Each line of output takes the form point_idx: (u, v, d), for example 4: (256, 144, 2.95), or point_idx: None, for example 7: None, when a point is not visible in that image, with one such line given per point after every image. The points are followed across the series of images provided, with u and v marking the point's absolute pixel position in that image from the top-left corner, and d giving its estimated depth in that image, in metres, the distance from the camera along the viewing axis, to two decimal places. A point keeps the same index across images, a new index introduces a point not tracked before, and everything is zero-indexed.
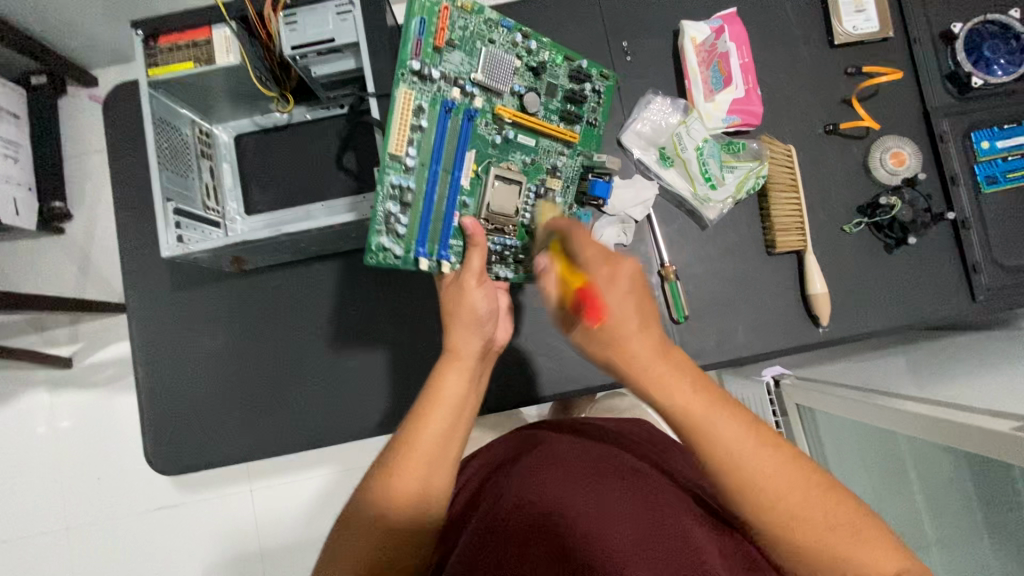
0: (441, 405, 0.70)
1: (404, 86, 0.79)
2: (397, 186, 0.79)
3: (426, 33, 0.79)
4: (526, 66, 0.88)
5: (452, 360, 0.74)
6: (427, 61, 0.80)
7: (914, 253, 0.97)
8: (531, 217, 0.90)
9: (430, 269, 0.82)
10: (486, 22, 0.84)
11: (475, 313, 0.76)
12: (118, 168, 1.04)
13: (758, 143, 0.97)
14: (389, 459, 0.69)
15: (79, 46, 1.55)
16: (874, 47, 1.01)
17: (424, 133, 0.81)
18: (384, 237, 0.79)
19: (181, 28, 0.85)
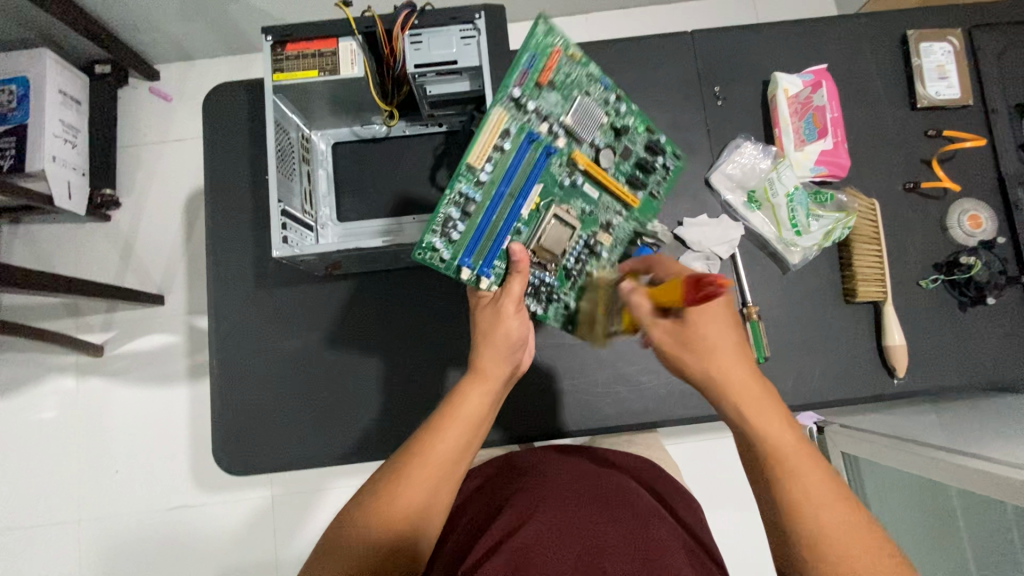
0: (458, 420, 0.72)
1: (499, 107, 0.84)
2: (463, 195, 0.84)
3: (534, 67, 0.85)
4: (610, 124, 0.90)
5: (477, 378, 0.75)
6: (527, 91, 0.85)
7: (988, 313, 1.00)
8: (574, 263, 0.89)
9: (466, 280, 0.84)
10: (590, 74, 0.88)
11: (509, 338, 0.78)
12: (210, 165, 1.06)
13: (846, 195, 1.00)
14: (399, 461, 0.69)
15: (150, 39, 1.68)
16: (954, 112, 1.05)
17: (503, 154, 0.85)
18: (437, 238, 0.84)
19: (311, 36, 0.88)
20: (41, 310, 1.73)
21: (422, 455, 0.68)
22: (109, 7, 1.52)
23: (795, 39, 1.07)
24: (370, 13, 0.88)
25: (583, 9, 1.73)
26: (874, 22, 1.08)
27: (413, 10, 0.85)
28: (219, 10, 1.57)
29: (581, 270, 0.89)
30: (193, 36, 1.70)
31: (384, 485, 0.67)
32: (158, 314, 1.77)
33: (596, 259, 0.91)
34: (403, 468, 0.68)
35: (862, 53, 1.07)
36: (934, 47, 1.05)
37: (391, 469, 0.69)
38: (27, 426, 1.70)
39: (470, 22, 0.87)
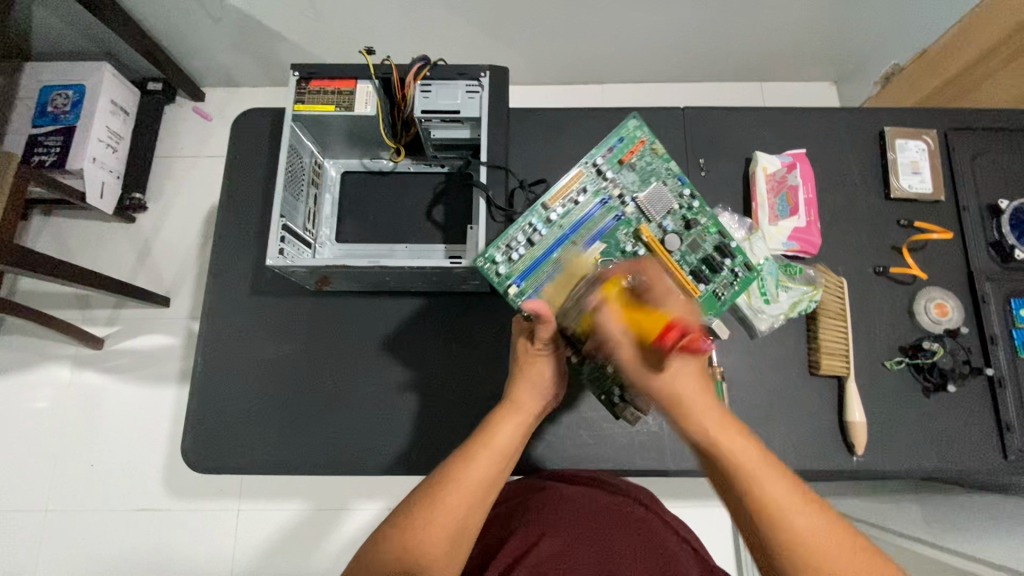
0: (492, 449, 0.74)
1: (582, 168, 0.94)
2: (533, 226, 0.91)
3: (619, 147, 0.93)
4: (681, 215, 0.92)
5: (511, 410, 0.78)
6: (609, 164, 0.94)
7: (952, 401, 1.01)
8: None
9: (512, 298, 0.90)
10: (669, 169, 0.93)
11: (543, 375, 0.82)
12: (229, 179, 1.15)
13: (814, 270, 1.04)
14: (432, 487, 0.70)
15: (200, 64, 1.85)
16: (926, 205, 1.11)
17: (577, 205, 0.92)
18: (499, 253, 0.90)
19: (333, 76, 0.98)
20: (52, 299, 1.82)
21: (456, 480, 0.70)
22: (168, 33, 1.70)
23: (780, 123, 1.16)
24: (388, 61, 0.99)
25: (599, 80, 1.88)
26: (855, 116, 1.16)
27: (426, 63, 0.96)
28: (266, 46, 1.73)
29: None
30: (239, 66, 1.86)
31: (420, 511, 0.68)
32: (163, 315, 1.83)
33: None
34: (437, 494, 0.69)
35: (841, 142, 1.15)
36: (909, 144, 1.12)
37: (424, 493, 0.70)
38: (16, 409, 1.75)
39: (475, 79, 0.97)
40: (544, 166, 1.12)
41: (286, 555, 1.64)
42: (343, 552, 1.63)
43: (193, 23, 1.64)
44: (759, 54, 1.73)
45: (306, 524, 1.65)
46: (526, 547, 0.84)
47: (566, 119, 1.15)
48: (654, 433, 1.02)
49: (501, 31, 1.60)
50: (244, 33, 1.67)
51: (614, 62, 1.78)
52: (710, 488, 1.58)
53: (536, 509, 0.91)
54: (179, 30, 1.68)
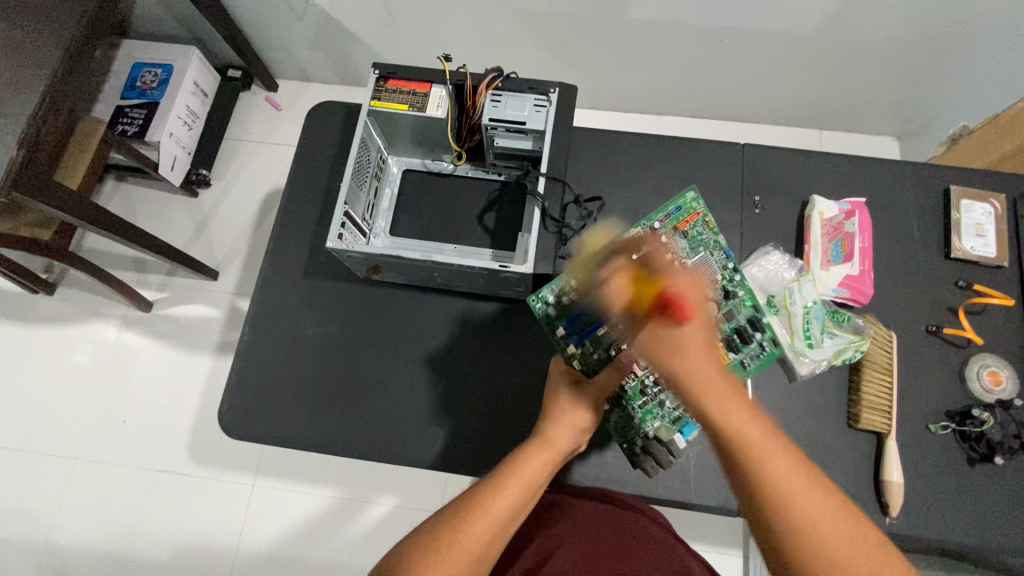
0: (520, 481, 0.73)
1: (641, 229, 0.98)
2: None
3: (676, 217, 0.99)
4: (721, 285, 0.96)
5: (544, 446, 0.79)
6: (666, 229, 0.99)
7: (998, 476, 0.97)
8: (653, 381, 0.92)
9: (557, 338, 0.94)
10: (716, 242, 0.98)
11: (581, 422, 0.83)
12: (296, 165, 1.21)
13: (863, 320, 1.02)
14: (455, 511, 0.70)
15: (280, 57, 1.96)
16: (987, 269, 1.08)
17: None
18: (553, 294, 0.95)
19: (411, 78, 1.03)
20: (113, 259, 1.93)
21: (482, 509, 0.69)
22: (255, 25, 1.81)
23: (841, 170, 1.15)
24: (465, 70, 1.04)
25: (656, 111, 1.91)
26: (920, 172, 1.15)
27: (499, 74, 1.01)
28: (342, 46, 1.83)
29: (655, 394, 0.92)
30: (315, 62, 1.96)
31: (444, 532, 0.67)
32: (210, 288, 1.92)
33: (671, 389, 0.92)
34: (460, 519, 0.68)
35: (903, 195, 1.13)
36: (975, 206, 1.09)
37: (448, 515, 0.70)
38: (63, 358, 1.85)
39: (544, 94, 1.00)
40: (599, 186, 1.14)
41: (294, 537, 1.66)
42: (350, 544, 1.64)
43: (280, 18, 1.74)
44: (822, 102, 1.73)
45: (319, 510, 1.68)
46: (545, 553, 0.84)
47: (625, 143, 1.17)
48: (679, 464, 1.01)
49: (568, 54, 1.65)
50: (324, 32, 1.77)
51: (675, 95, 1.80)
52: (725, 533, 1.53)
53: (556, 521, 0.89)
54: (266, 24, 1.79)
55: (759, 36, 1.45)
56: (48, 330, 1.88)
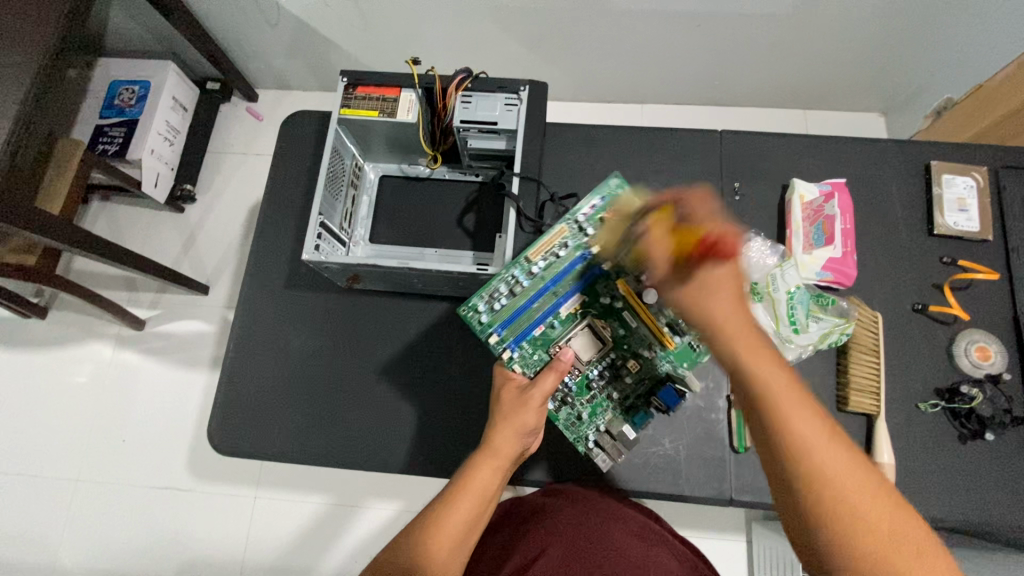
0: (469, 494, 0.75)
1: (564, 224, 0.92)
2: (514, 278, 0.91)
3: (603, 204, 0.92)
4: None
5: (489, 455, 0.78)
6: (593, 219, 0.92)
7: (991, 451, 0.97)
8: (597, 376, 0.92)
9: (493, 346, 0.90)
10: None
11: (525, 424, 0.80)
12: (274, 177, 1.21)
13: (848, 302, 1.02)
14: (416, 532, 0.73)
15: (256, 67, 1.94)
16: (972, 244, 1.07)
17: (558, 258, 0.91)
18: (481, 302, 0.91)
19: (379, 83, 1.02)
20: (102, 279, 1.92)
21: (437, 527, 0.72)
22: (229, 36, 1.79)
23: (822, 151, 1.14)
24: (433, 72, 1.03)
25: (639, 100, 1.90)
26: (901, 149, 1.14)
27: (468, 74, 0.99)
28: (318, 52, 1.81)
29: (601, 388, 0.92)
30: (292, 69, 1.95)
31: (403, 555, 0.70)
32: (201, 303, 1.91)
33: (618, 380, 0.92)
34: (419, 540, 0.71)
35: (884, 173, 1.12)
36: (957, 181, 1.08)
37: (408, 537, 0.73)
38: (58, 381, 1.85)
39: (514, 92, 1.00)
40: (576, 181, 1.14)
41: (298, 547, 1.67)
42: (354, 552, 1.64)
43: (253, 27, 1.73)
44: (806, 83, 1.71)
45: (320, 519, 1.68)
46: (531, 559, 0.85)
47: (602, 136, 1.16)
48: (669, 456, 1.01)
49: (545, 47, 1.63)
50: (299, 39, 1.75)
51: (656, 83, 1.79)
52: (727, 520, 1.53)
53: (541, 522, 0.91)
54: (241, 35, 1.78)
55: (736, 19, 1.43)
56: (42, 355, 1.87)
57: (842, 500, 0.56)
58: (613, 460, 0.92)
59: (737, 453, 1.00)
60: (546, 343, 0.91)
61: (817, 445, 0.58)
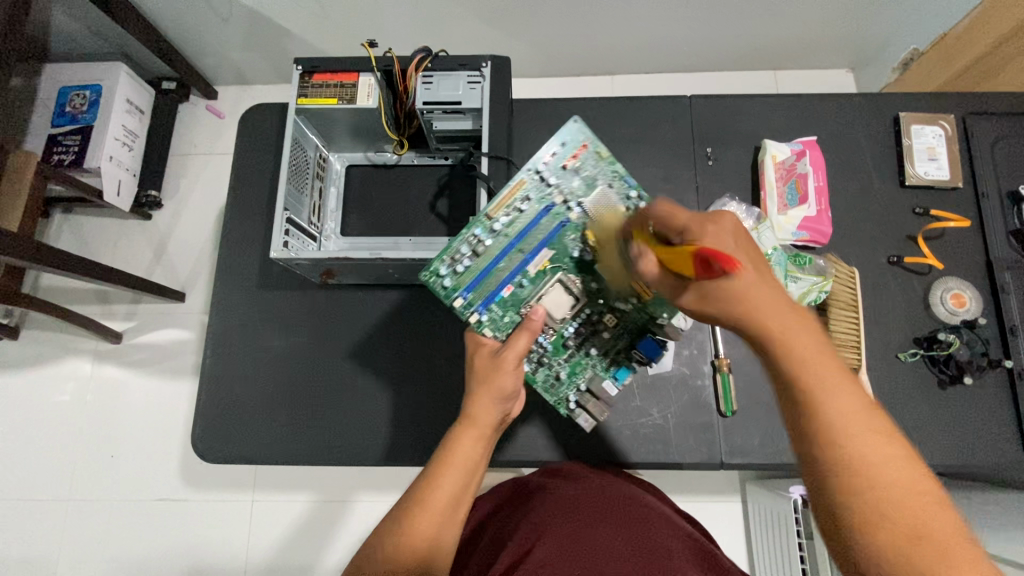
0: (453, 467, 0.74)
1: (523, 174, 0.89)
2: (476, 238, 0.88)
3: (562, 152, 0.89)
4: (629, 218, 0.90)
5: (467, 425, 0.77)
6: (552, 169, 0.89)
7: (969, 395, 0.99)
8: (573, 334, 0.92)
9: (460, 310, 0.90)
10: (616, 171, 0.90)
11: (504, 389, 0.79)
12: (237, 174, 1.17)
13: (824, 260, 1.03)
14: (401, 512, 0.71)
15: (212, 62, 1.87)
16: (943, 193, 1.08)
17: (520, 214, 0.89)
18: (443, 266, 0.89)
19: (335, 70, 0.99)
20: (72, 294, 1.86)
21: (423, 506, 0.70)
22: (179, 32, 1.72)
23: (792, 109, 1.13)
24: (390, 54, 0.99)
25: (608, 71, 1.87)
26: (869, 102, 1.13)
27: (427, 54, 0.96)
28: (275, 43, 1.75)
29: (579, 345, 0.92)
30: (249, 62, 1.88)
31: (390, 538, 0.69)
32: (179, 310, 1.87)
33: (596, 337, 0.92)
34: (406, 518, 0.70)
35: (854, 128, 1.12)
36: (926, 130, 1.09)
37: (393, 516, 0.72)
38: (38, 401, 1.80)
39: (477, 69, 0.97)
40: None
41: (298, 545, 1.67)
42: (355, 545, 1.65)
43: (204, 22, 1.66)
44: (774, 43, 1.70)
45: (318, 515, 1.68)
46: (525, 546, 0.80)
47: (570, 111, 1.14)
48: (659, 426, 1.02)
49: (507, 22, 1.58)
50: (253, 31, 1.68)
51: (624, 53, 1.76)
52: (721, 481, 1.56)
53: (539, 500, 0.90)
54: (191, 30, 1.70)
55: None
56: (17, 377, 1.82)
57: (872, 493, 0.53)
58: (596, 418, 0.95)
59: (725, 417, 1.01)
60: (517, 305, 0.90)
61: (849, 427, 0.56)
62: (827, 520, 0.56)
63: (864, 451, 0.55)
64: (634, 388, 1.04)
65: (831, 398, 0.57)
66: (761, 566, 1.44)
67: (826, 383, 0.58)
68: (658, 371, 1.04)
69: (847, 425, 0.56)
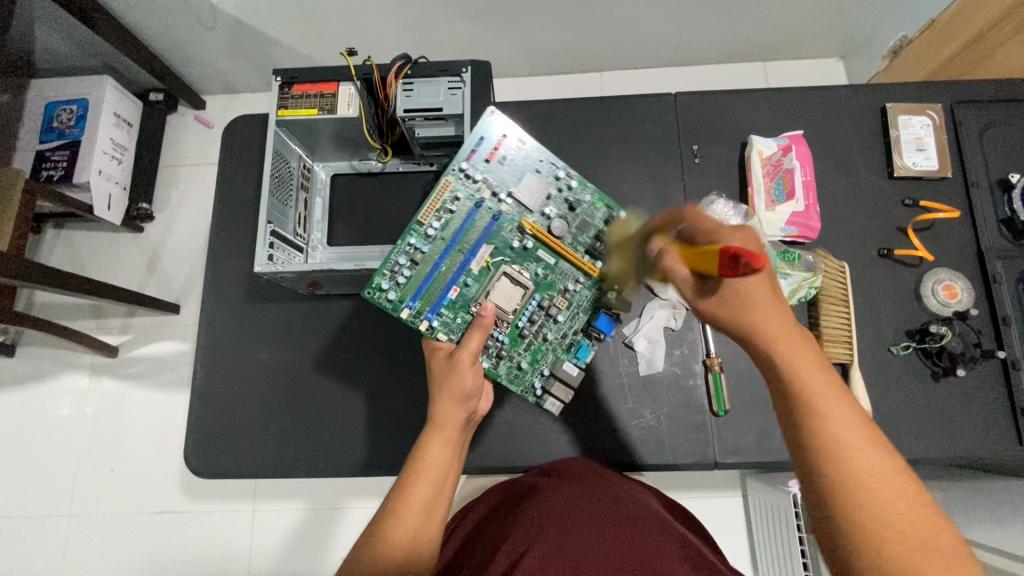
0: (424, 472, 0.74)
1: (448, 176, 0.93)
2: (413, 247, 0.91)
3: (482, 146, 0.94)
4: (563, 198, 0.95)
5: (433, 429, 0.78)
6: (476, 166, 0.94)
7: (964, 387, 0.98)
8: (527, 322, 0.92)
9: (409, 320, 0.91)
10: (538, 155, 0.96)
11: (462, 387, 0.80)
12: (222, 187, 1.16)
13: (814, 255, 1.02)
14: (376, 522, 0.72)
15: (198, 73, 1.86)
16: (933, 184, 1.07)
17: (452, 215, 0.93)
18: (385, 281, 0.91)
19: (316, 79, 0.98)
20: (67, 310, 1.86)
21: (395, 513, 0.70)
22: (164, 43, 1.70)
23: (778, 103, 1.12)
24: (370, 61, 0.98)
25: (597, 68, 1.86)
26: (856, 93, 1.12)
27: (406, 61, 0.96)
28: (260, 51, 1.74)
29: (535, 334, 0.93)
30: (235, 71, 1.87)
31: (364, 549, 0.69)
32: (174, 322, 1.87)
33: (551, 323, 0.94)
34: (380, 528, 0.70)
35: (842, 121, 1.11)
36: (913, 121, 1.08)
37: (370, 528, 0.72)
38: (38, 418, 1.80)
39: (457, 75, 0.96)
40: None
41: (301, 553, 1.67)
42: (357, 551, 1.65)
43: (189, 32, 1.65)
44: (763, 34, 1.69)
45: (321, 523, 1.68)
46: (513, 550, 0.78)
47: (554, 113, 1.14)
48: (651, 427, 1.02)
49: (492, 23, 1.57)
50: (238, 40, 1.67)
51: (611, 49, 1.75)
52: (720, 478, 1.56)
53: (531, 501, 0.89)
54: (176, 41, 1.69)
55: None
56: (15, 394, 1.82)
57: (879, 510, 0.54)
58: (562, 401, 0.96)
59: (718, 416, 1.01)
60: (466, 304, 0.91)
61: (852, 441, 0.57)
62: (832, 534, 0.55)
63: (873, 466, 0.56)
64: (625, 390, 1.04)
65: (833, 415, 0.58)
66: (764, 561, 1.44)
67: (829, 396, 0.59)
68: (649, 372, 1.04)
69: (848, 436, 0.57)
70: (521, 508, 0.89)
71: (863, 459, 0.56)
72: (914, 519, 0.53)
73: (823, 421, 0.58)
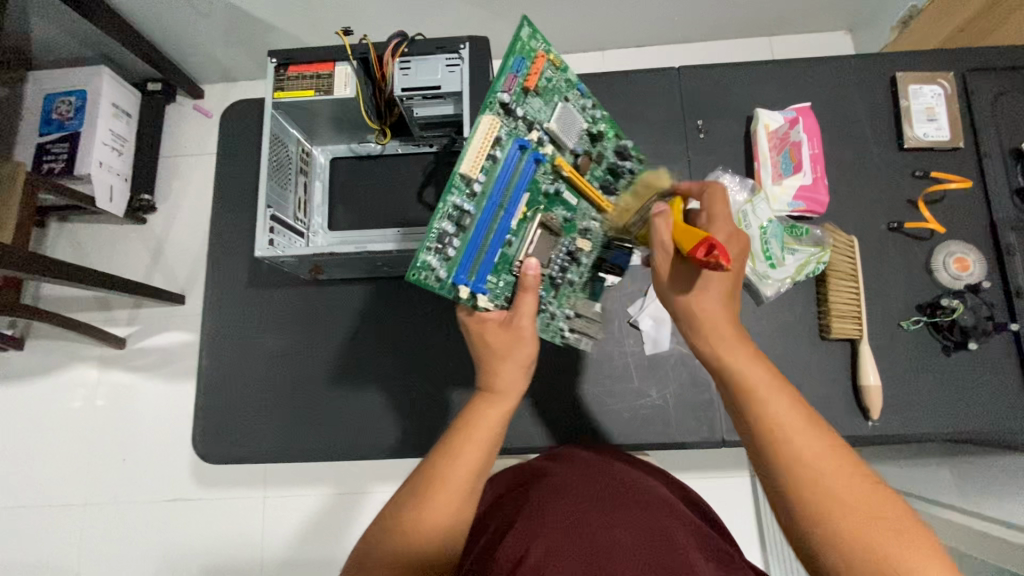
0: (475, 442, 0.75)
1: (488, 114, 0.83)
2: (457, 208, 0.84)
3: (521, 71, 0.85)
4: (587, 130, 0.93)
5: (490, 399, 0.80)
6: (515, 98, 0.86)
7: (974, 361, 0.97)
8: (559, 271, 0.92)
9: (461, 298, 0.85)
10: (567, 81, 0.91)
11: (522, 358, 0.82)
12: (222, 174, 1.15)
13: (821, 230, 1.00)
14: (420, 486, 0.72)
15: (194, 61, 1.84)
16: (944, 154, 1.05)
17: (494, 162, 0.85)
18: (432, 256, 0.83)
19: (311, 60, 0.96)
20: (74, 303, 1.87)
21: (444, 479, 0.72)
22: (159, 31, 1.68)
23: (784, 75, 1.09)
24: (366, 40, 0.97)
25: (599, 47, 1.82)
26: (865, 63, 1.09)
27: (402, 39, 0.94)
28: (257, 37, 1.71)
29: (564, 280, 0.93)
30: (232, 59, 1.85)
31: (410, 512, 0.70)
32: (180, 313, 1.87)
33: (575, 266, 0.94)
34: (425, 494, 0.71)
35: (850, 92, 1.08)
36: (924, 89, 1.05)
37: (414, 493, 0.72)
38: (50, 410, 1.82)
39: (454, 51, 0.94)
40: None
41: (313, 537, 1.69)
42: None
43: (183, 19, 1.62)
44: (768, 7, 1.64)
45: (332, 507, 1.70)
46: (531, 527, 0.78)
47: None
48: (658, 406, 1.01)
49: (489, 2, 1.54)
50: (233, 26, 1.65)
51: (613, 27, 1.71)
52: (728, 458, 1.56)
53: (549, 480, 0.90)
54: (172, 29, 1.67)
55: None
56: (27, 386, 1.84)
57: (817, 479, 0.61)
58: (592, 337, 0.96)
59: None
60: (508, 263, 0.89)
61: (794, 424, 0.65)
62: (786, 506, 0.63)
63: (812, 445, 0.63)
64: (631, 368, 1.03)
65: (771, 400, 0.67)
66: (772, 539, 1.44)
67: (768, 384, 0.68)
68: (655, 351, 1.03)
69: (787, 417, 0.65)
70: (536, 486, 0.89)
71: (806, 439, 0.64)
72: (848, 485, 0.60)
73: (765, 406, 0.67)
